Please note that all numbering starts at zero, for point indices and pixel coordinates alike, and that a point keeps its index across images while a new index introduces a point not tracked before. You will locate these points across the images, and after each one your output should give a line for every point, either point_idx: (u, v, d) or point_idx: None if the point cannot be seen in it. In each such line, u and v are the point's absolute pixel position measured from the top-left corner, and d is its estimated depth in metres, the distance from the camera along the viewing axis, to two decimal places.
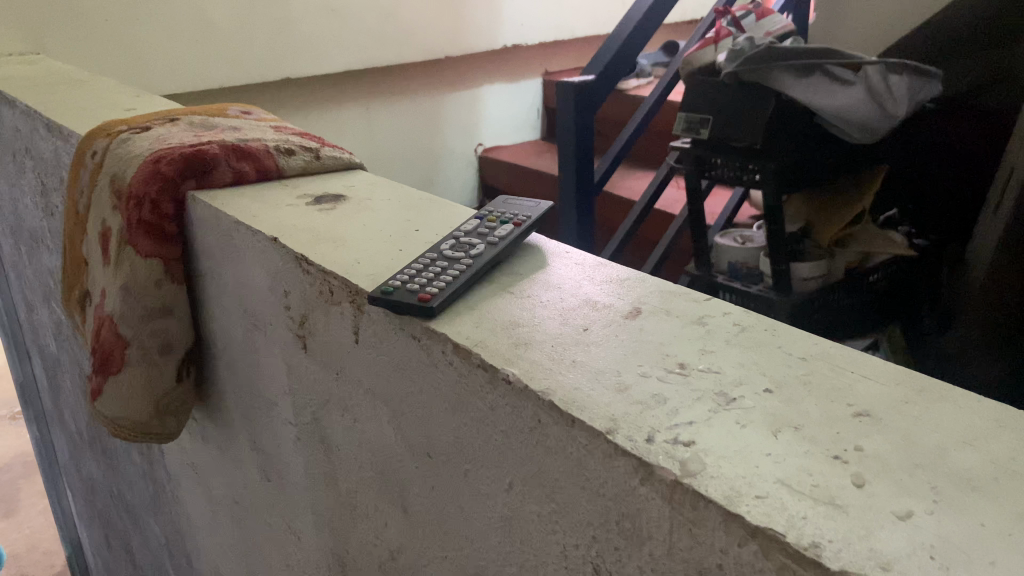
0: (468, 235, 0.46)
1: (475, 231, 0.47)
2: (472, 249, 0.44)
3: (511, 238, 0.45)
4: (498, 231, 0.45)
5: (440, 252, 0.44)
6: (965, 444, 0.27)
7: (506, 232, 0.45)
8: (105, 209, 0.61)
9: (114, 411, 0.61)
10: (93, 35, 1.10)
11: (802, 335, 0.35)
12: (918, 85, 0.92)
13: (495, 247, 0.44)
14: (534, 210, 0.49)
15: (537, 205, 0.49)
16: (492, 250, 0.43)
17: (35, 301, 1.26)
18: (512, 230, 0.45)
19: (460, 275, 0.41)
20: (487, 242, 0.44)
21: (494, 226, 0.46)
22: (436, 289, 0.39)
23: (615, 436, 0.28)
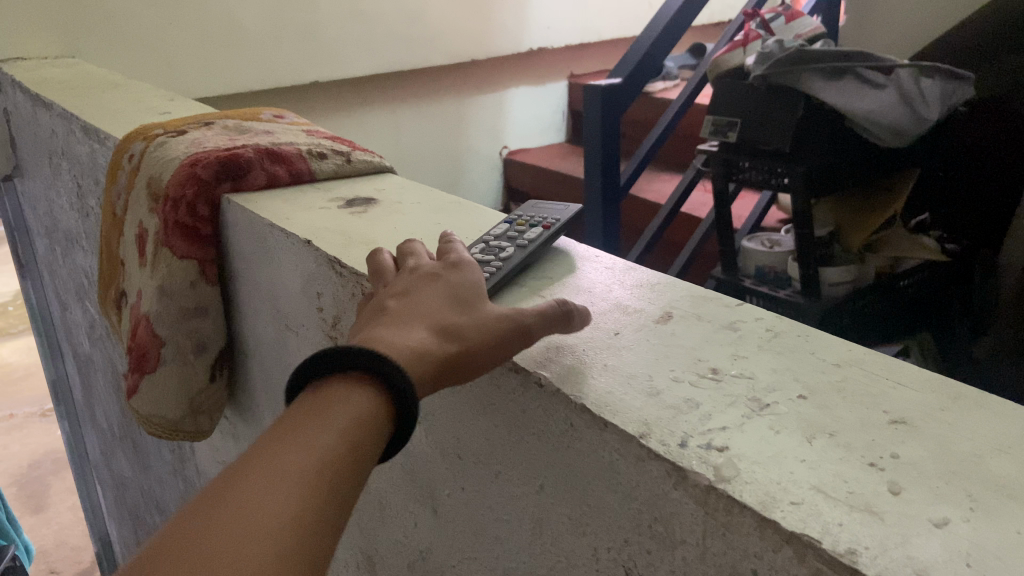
0: (497, 236, 0.46)
1: (504, 234, 0.47)
2: (501, 252, 0.44)
3: (540, 241, 0.45)
4: (527, 234, 0.46)
5: (468, 255, 0.44)
6: (1002, 452, 0.27)
7: (535, 235, 0.45)
8: (141, 211, 0.63)
9: (149, 410, 0.62)
10: (127, 39, 1.12)
11: (835, 340, 0.35)
12: (949, 90, 0.92)
13: (525, 249, 0.44)
14: (562, 213, 0.49)
15: (564, 208, 0.49)
16: (521, 254, 0.43)
17: (68, 300, 1.28)
18: (541, 233, 0.46)
19: (491, 277, 0.41)
20: (516, 245, 0.45)
21: (522, 229, 0.47)
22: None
23: (647, 440, 0.28)
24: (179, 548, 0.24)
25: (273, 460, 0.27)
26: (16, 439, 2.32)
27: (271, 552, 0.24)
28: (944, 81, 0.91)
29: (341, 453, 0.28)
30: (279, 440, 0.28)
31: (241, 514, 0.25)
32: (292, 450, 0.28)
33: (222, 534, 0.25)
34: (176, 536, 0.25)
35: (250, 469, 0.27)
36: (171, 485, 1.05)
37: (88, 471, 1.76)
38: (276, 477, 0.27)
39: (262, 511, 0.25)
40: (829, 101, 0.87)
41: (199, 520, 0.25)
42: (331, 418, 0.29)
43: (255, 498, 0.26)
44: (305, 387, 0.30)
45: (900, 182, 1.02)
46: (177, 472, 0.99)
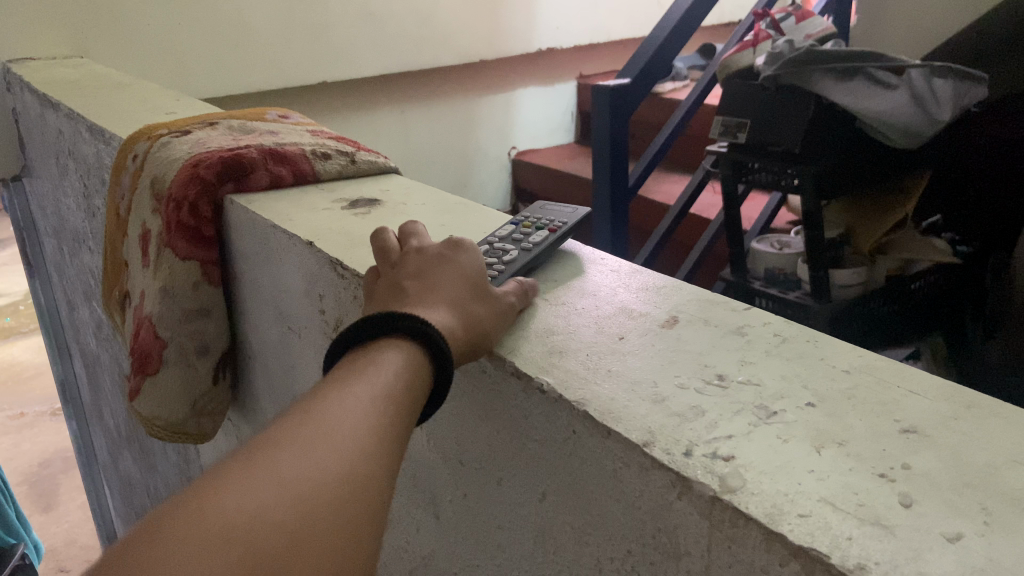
0: (501, 237, 0.46)
1: (508, 236, 0.46)
2: (505, 254, 0.43)
3: (544, 244, 0.45)
4: (532, 237, 0.45)
5: None
6: (1018, 463, 0.26)
7: (539, 238, 0.45)
8: (145, 212, 0.62)
9: (151, 411, 0.61)
10: (134, 39, 1.12)
11: (847, 346, 0.34)
12: (964, 90, 0.90)
13: (528, 252, 0.43)
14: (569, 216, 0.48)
15: (573, 211, 0.49)
16: (525, 256, 0.43)
17: (77, 300, 1.29)
18: (545, 236, 0.45)
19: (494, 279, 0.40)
20: (520, 248, 0.44)
21: (527, 231, 0.46)
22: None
23: (651, 448, 0.28)
24: (270, 454, 0.25)
25: (346, 394, 0.29)
26: (27, 438, 2.33)
27: (354, 473, 0.26)
28: (959, 82, 0.89)
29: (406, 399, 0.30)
30: (348, 378, 0.30)
31: (323, 435, 0.27)
32: (361, 387, 0.29)
33: (309, 449, 0.26)
34: (263, 445, 0.26)
35: (325, 400, 0.28)
36: (177, 486, 1.05)
37: (96, 471, 1.76)
38: (351, 408, 0.28)
39: (342, 436, 0.27)
40: (838, 100, 0.86)
41: (286, 434, 0.26)
42: (393, 366, 0.30)
43: (335, 425, 0.27)
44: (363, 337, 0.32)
45: (911, 183, 1.01)
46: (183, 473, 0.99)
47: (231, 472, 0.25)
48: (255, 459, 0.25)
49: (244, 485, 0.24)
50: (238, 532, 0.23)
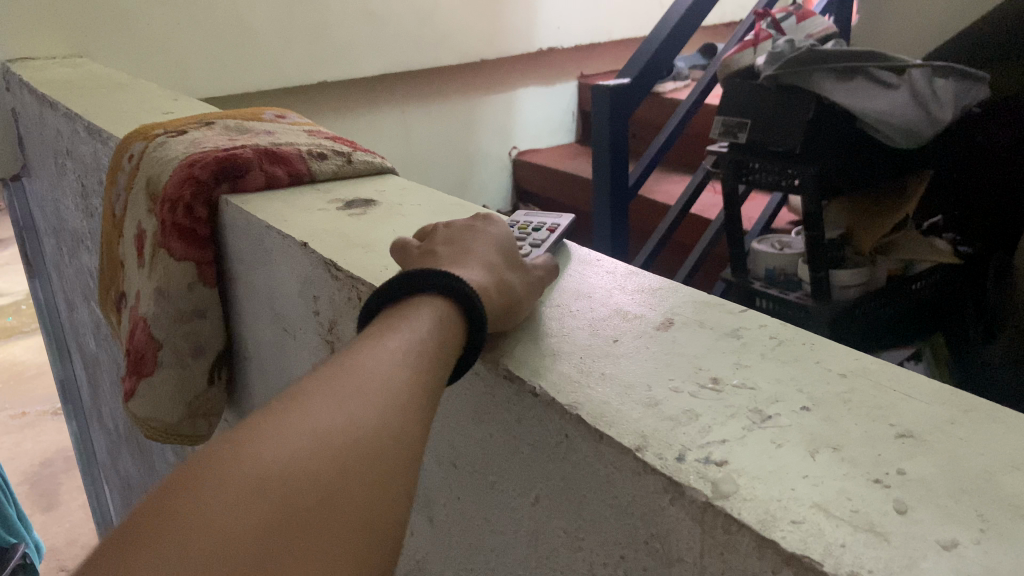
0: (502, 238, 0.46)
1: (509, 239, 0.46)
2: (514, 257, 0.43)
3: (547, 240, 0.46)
4: (535, 238, 0.46)
5: None
6: (1015, 469, 0.26)
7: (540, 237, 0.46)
8: (140, 212, 0.62)
9: (146, 413, 0.61)
10: (133, 39, 1.12)
11: (843, 350, 0.34)
12: (965, 90, 0.89)
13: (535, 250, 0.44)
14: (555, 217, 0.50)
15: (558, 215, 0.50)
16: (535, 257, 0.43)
17: (76, 300, 1.28)
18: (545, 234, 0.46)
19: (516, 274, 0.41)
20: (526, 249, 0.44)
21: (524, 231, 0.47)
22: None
23: (643, 453, 0.27)
24: (309, 398, 0.26)
25: (384, 351, 0.30)
26: (28, 438, 2.33)
27: (387, 421, 0.26)
28: (957, 82, 0.88)
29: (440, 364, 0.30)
30: (386, 339, 0.30)
31: (360, 387, 0.27)
32: (395, 347, 0.30)
33: (344, 397, 0.26)
34: (305, 391, 0.27)
35: (363, 356, 0.29)
36: None
37: (96, 471, 1.76)
38: (386, 366, 0.29)
39: (376, 388, 0.27)
40: (840, 102, 0.85)
41: (327, 384, 0.27)
42: (432, 330, 0.31)
43: (368, 379, 0.28)
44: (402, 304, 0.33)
45: (911, 183, 1.00)
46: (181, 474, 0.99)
47: (274, 410, 0.25)
48: (296, 400, 0.26)
49: (285, 423, 0.25)
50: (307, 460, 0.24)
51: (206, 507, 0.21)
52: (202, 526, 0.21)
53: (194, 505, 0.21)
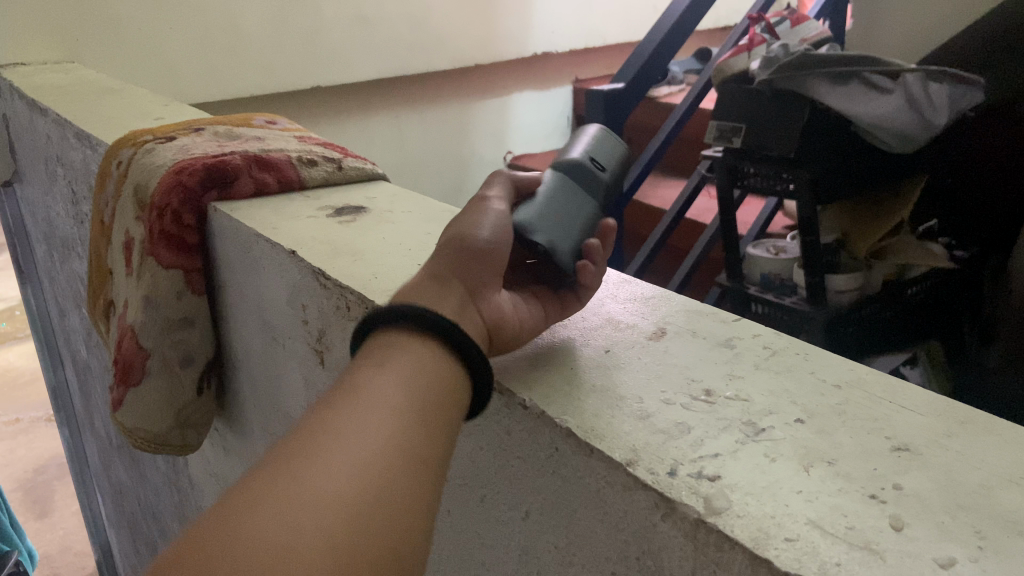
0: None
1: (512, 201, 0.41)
2: None
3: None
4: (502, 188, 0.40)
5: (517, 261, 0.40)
6: (1012, 483, 0.25)
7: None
8: (128, 220, 0.61)
9: (134, 423, 0.60)
10: (124, 44, 1.11)
11: (838, 360, 0.33)
12: (959, 94, 0.89)
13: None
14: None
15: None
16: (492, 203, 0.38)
17: (68, 307, 1.27)
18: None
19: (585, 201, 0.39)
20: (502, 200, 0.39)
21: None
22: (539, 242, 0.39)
23: (635, 468, 0.27)
24: (282, 482, 0.25)
25: (359, 400, 0.28)
26: (22, 445, 2.31)
27: (374, 484, 0.25)
28: (954, 86, 0.88)
29: (429, 397, 0.29)
30: (357, 386, 0.29)
31: (336, 451, 0.26)
32: (375, 392, 0.28)
33: (321, 469, 0.25)
34: (270, 473, 0.25)
35: (334, 414, 0.27)
36: (167, 496, 1.04)
37: (89, 478, 1.75)
38: (365, 417, 0.27)
39: (358, 449, 0.26)
40: (835, 106, 0.85)
41: (295, 460, 0.25)
42: (408, 363, 0.30)
43: (347, 439, 0.26)
44: (366, 346, 0.31)
45: (906, 187, 1.00)
46: (173, 483, 0.98)
47: (239, 508, 0.24)
48: (263, 490, 0.24)
49: (256, 519, 0.23)
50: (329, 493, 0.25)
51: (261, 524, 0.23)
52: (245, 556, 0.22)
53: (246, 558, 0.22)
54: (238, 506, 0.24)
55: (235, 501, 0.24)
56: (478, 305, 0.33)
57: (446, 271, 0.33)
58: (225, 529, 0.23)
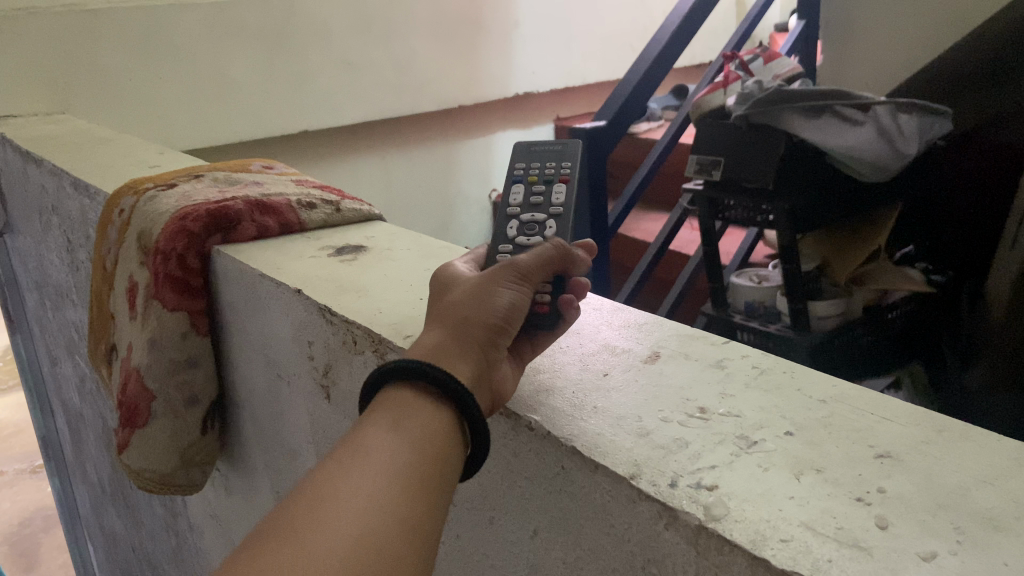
0: (516, 232, 0.43)
1: (525, 202, 0.45)
2: (542, 232, 0.42)
3: (562, 219, 0.43)
4: (527, 212, 0.44)
5: (512, 241, 0.42)
6: (987, 483, 0.27)
7: (552, 229, 0.42)
8: (132, 265, 0.63)
9: (139, 464, 0.61)
10: (115, 94, 1.13)
11: (823, 376, 0.36)
12: (926, 124, 0.94)
13: (558, 241, 0.42)
14: (556, 174, 0.46)
15: (561, 148, 0.48)
16: (558, 234, 0.42)
17: (60, 354, 1.28)
18: (557, 221, 0.43)
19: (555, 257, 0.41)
20: (550, 213, 0.43)
21: (527, 221, 0.43)
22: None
23: (638, 481, 0.29)
24: (287, 553, 0.26)
25: (367, 460, 0.30)
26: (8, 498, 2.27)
27: (370, 555, 0.27)
28: (922, 118, 0.93)
29: (429, 462, 0.30)
30: (370, 449, 0.30)
31: (339, 521, 0.27)
32: (382, 451, 0.30)
33: (322, 540, 0.27)
34: (277, 540, 0.27)
35: (338, 478, 0.29)
36: (165, 541, 1.04)
37: (80, 528, 1.74)
38: (366, 482, 0.29)
39: (358, 519, 0.28)
40: (809, 138, 0.89)
41: (301, 528, 0.27)
42: (411, 426, 0.31)
43: (349, 507, 0.28)
44: (375, 401, 0.33)
45: (881, 217, 1.04)
46: (171, 527, 0.97)
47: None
48: (270, 559, 0.26)
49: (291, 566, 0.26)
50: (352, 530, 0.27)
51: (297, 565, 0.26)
52: None
53: None
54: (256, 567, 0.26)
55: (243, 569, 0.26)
56: (494, 372, 0.34)
57: (470, 333, 0.34)
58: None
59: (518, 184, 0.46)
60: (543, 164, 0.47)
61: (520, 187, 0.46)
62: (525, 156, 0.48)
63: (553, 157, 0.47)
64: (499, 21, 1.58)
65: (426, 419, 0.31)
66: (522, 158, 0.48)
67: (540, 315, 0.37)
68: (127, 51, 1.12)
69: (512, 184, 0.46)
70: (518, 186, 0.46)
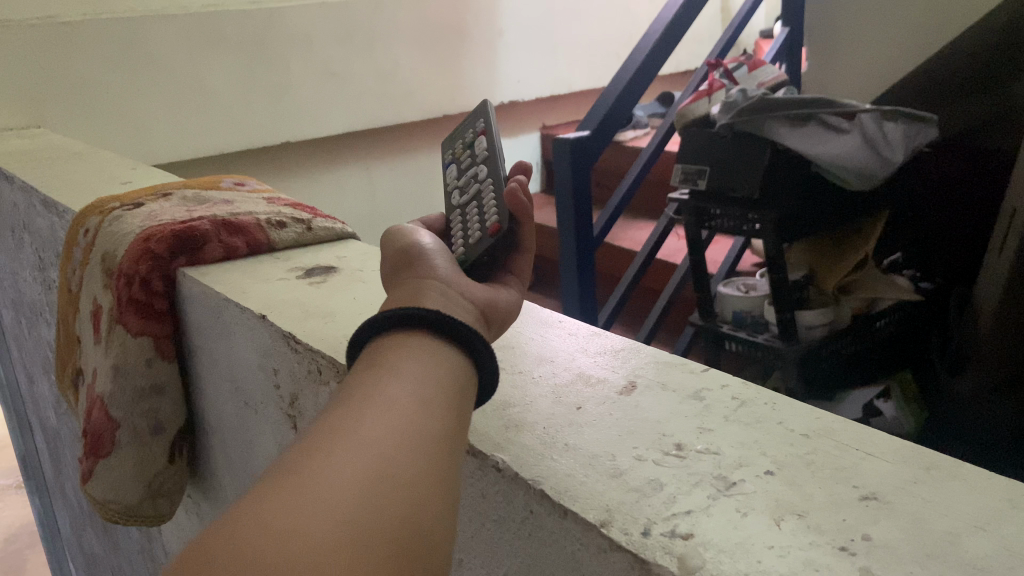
0: (462, 199, 0.43)
1: (459, 171, 0.46)
2: (479, 179, 0.43)
3: (489, 158, 0.43)
4: (465, 175, 0.45)
5: (455, 207, 0.43)
6: (977, 529, 0.26)
7: (484, 172, 0.43)
8: (96, 287, 0.61)
9: (104, 495, 0.59)
10: (89, 108, 1.11)
11: (805, 408, 0.34)
12: (911, 130, 0.94)
13: (493, 174, 0.42)
14: (475, 132, 0.47)
15: (474, 111, 0.49)
16: (495, 165, 0.43)
17: (36, 373, 1.25)
18: (488, 163, 0.43)
19: (495, 190, 0.41)
20: (482, 161, 0.44)
21: (466, 183, 0.44)
22: (475, 241, 0.39)
23: (609, 530, 0.27)
24: (310, 484, 0.24)
25: (380, 388, 0.28)
26: None
27: (400, 481, 0.25)
28: (907, 125, 0.93)
29: (439, 399, 0.29)
30: (378, 379, 0.29)
31: (362, 450, 0.25)
32: (393, 382, 0.28)
33: (349, 458, 0.25)
34: (292, 474, 0.24)
35: (345, 415, 0.27)
36: (142, 566, 1.01)
37: (61, 548, 1.70)
38: (380, 414, 0.27)
39: (380, 447, 0.26)
40: (795, 148, 0.88)
41: (309, 457, 0.25)
42: (413, 362, 0.30)
43: (367, 437, 0.26)
44: (367, 355, 0.31)
45: (868, 225, 1.03)
46: (147, 551, 0.95)
47: (251, 511, 0.23)
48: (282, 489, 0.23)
49: (318, 484, 0.24)
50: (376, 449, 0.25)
51: (321, 482, 0.24)
52: (317, 499, 0.23)
53: (316, 504, 0.23)
54: (277, 491, 0.24)
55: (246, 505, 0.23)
56: (459, 289, 0.35)
57: (404, 277, 0.36)
58: (244, 531, 0.22)
59: (450, 165, 0.47)
60: (467, 128, 0.48)
61: (453, 166, 0.47)
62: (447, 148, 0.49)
63: (468, 121, 0.48)
64: (482, 30, 1.57)
65: (418, 351, 0.30)
66: (450, 142, 0.49)
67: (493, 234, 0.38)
68: (103, 63, 1.10)
69: (447, 167, 0.48)
70: (451, 167, 0.47)
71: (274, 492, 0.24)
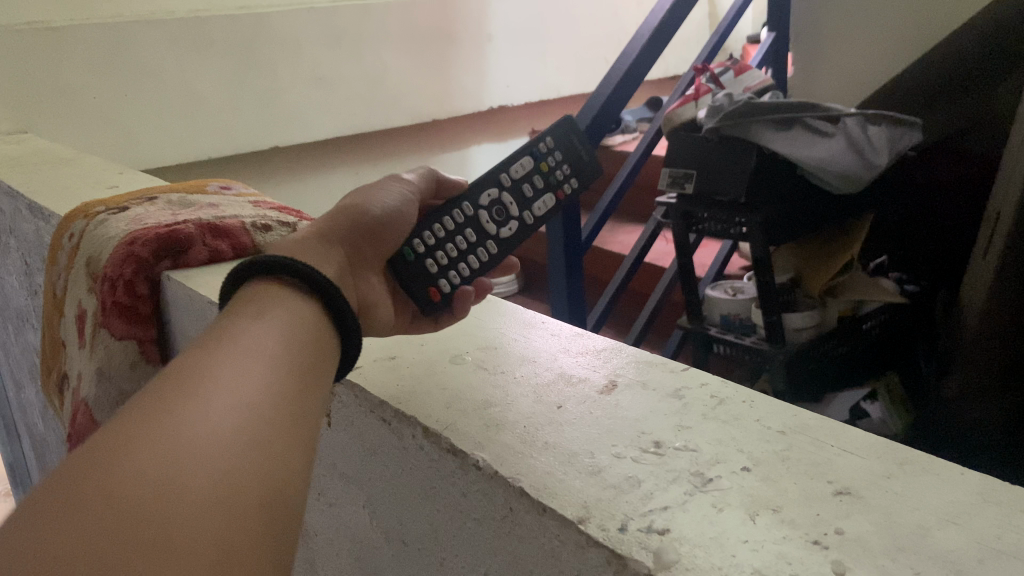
0: (485, 206, 0.48)
1: (518, 181, 0.50)
2: (504, 227, 0.48)
3: (524, 227, 0.49)
4: (509, 201, 0.49)
5: (477, 209, 0.48)
6: (948, 522, 0.26)
7: (509, 232, 0.48)
8: (80, 292, 0.61)
9: None
10: (76, 113, 1.11)
11: (782, 406, 0.34)
12: (896, 134, 0.95)
13: (502, 247, 0.48)
14: (558, 184, 0.51)
15: (586, 162, 0.53)
16: (515, 241, 0.48)
17: (23, 380, 1.24)
18: (520, 226, 0.49)
19: (481, 263, 0.47)
20: (522, 218, 0.49)
21: (499, 208, 0.49)
22: (427, 273, 0.45)
23: (587, 526, 0.27)
24: (175, 416, 0.25)
25: (247, 340, 0.30)
26: None
27: (264, 424, 0.27)
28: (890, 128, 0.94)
29: (298, 360, 0.31)
30: (246, 332, 0.31)
31: (229, 393, 0.27)
32: (259, 336, 0.31)
33: (218, 399, 0.27)
34: (158, 406, 0.26)
35: (209, 360, 0.29)
36: None
37: None
38: (246, 363, 0.29)
39: (246, 392, 0.28)
40: (782, 151, 0.89)
41: (175, 395, 0.26)
42: (279, 320, 0.32)
43: (234, 382, 0.28)
44: (211, 323, 0.32)
45: (854, 227, 1.04)
46: None
47: (117, 443, 0.24)
48: (138, 439, 0.24)
49: (183, 418, 0.25)
50: (240, 394, 0.27)
51: (189, 417, 0.25)
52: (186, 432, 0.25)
53: (183, 436, 0.25)
54: (143, 422, 0.25)
55: (97, 455, 0.24)
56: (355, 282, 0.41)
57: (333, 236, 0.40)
58: (107, 477, 0.23)
59: (529, 160, 0.51)
60: (560, 163, 0.52)
61: (529, 163, 0.51)
62: (556, 142, 0.52)
63: (571, 164, 0.52)
64: (471, 35, 1.58)
65: (287, 308, 0.34)
66: (553, 138, 0.52)
67: (431, 299, 0.44)
68: (90, 68, 1.10)
69: (524, 155, 0.51)
70: (526, 163, 0.51)
71: (138, 423, 0.25)
